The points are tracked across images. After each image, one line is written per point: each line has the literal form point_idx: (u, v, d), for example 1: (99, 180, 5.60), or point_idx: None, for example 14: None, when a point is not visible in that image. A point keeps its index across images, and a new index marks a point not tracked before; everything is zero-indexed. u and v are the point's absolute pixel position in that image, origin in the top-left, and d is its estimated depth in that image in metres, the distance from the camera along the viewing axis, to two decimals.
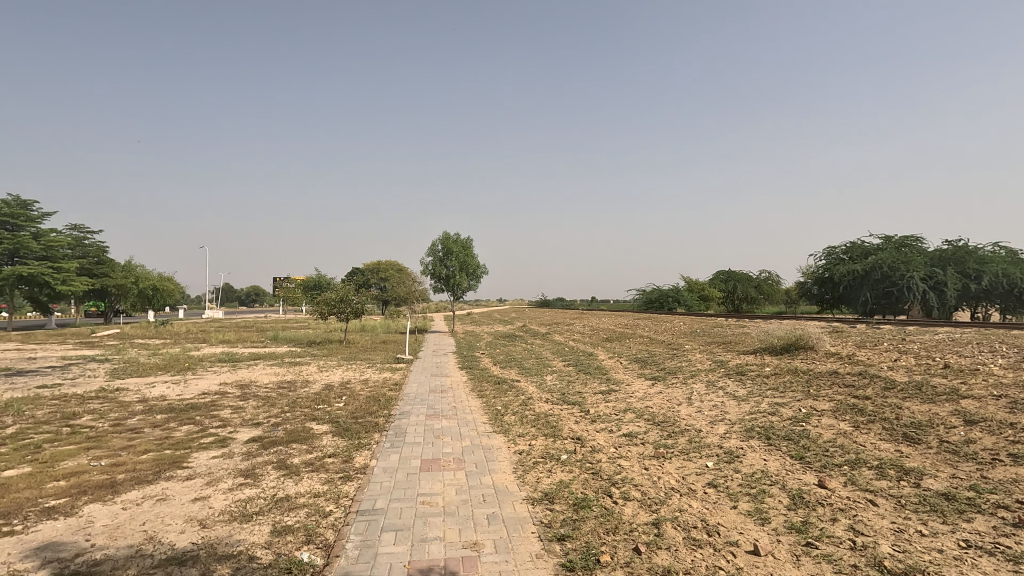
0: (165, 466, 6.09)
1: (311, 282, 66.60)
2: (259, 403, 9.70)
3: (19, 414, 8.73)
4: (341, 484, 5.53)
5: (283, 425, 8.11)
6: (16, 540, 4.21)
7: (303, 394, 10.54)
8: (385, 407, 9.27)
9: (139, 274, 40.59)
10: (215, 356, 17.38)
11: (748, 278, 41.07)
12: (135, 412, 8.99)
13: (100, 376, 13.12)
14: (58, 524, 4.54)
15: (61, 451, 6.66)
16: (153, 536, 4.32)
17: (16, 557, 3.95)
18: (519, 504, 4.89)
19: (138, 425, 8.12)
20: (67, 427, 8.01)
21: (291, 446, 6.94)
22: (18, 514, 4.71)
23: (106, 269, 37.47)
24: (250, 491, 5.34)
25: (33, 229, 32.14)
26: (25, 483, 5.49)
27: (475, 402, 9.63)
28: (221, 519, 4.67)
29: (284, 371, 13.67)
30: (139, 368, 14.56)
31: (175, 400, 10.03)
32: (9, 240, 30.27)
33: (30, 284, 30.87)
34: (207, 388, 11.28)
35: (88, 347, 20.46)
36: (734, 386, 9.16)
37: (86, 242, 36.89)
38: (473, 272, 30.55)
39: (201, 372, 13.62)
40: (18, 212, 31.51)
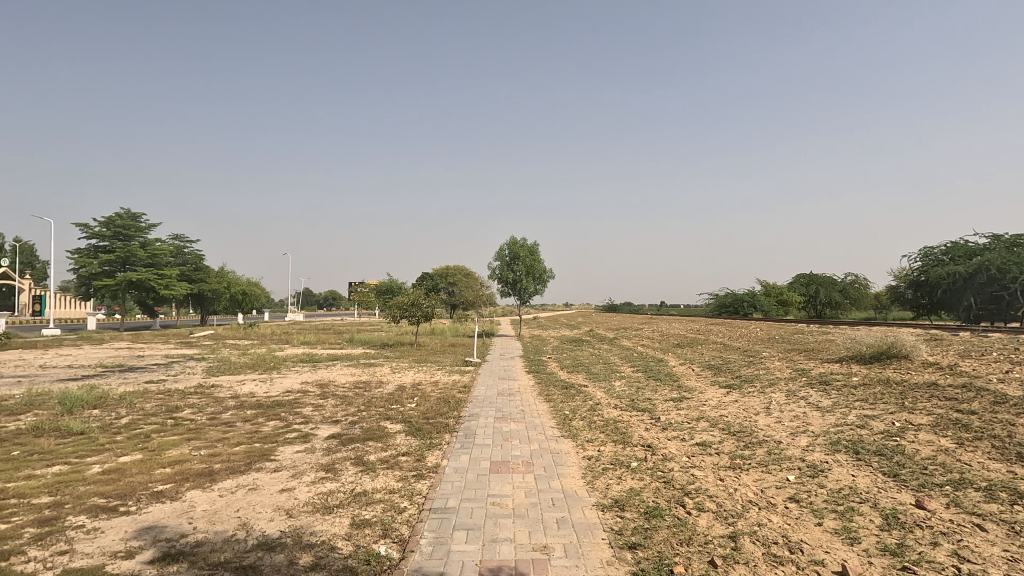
0: (255, 458, 6.55)
1: (383, 287, 69.39)
2: (337, 402, 10.21)
3: (131, 406, 9.64)
4: (415, 481, 5.72)
5: (360, 423, 8.49)
6: (130, 520, 4.69)
7: (376, 395, 10.94)
8: (455, 408, 9.48)
9: (230, 279, 43.62)
10: (297, 356, 18.52)
11: (832, 282, 38.02)
12: (229, 407, 9.73)
13: (197, 373, 14.29)
14: (165, 507, 5.00)
15: (166, 441, 7.32)
16: (246, 523, 4.65)
17: (130, 535, 4.40)
18: (588, 510, 4.85)
19: (231, 419, 8.78)
20: (171, 419, 8.80)
21: (368, 443, 7.26)
22: (133, 496, 5.25)
23: (202, 274, 40.54)
24: (331, 485, 5.63)
25: (141, 238, 35.41)
26: (138, 469, 6.09)
27: (542, 407, 9.64)
28: (306, 510, 4.97)
29: (359, 372, 14.28)
30: (231, 366, 15.68)
31: (262, 397, 10.76)
32: (121, 248, 33.51)
33: (138, 289, 34.00)
34: (290, 387, 11.99)
35: (187, 346, 22.37)
36: (817, 396, 8.62)
37: (186, 251, 40.10)
38: (541, 277, 30.60)
39: (285, 372, 14.50)
40: (129, 223, 34.81)
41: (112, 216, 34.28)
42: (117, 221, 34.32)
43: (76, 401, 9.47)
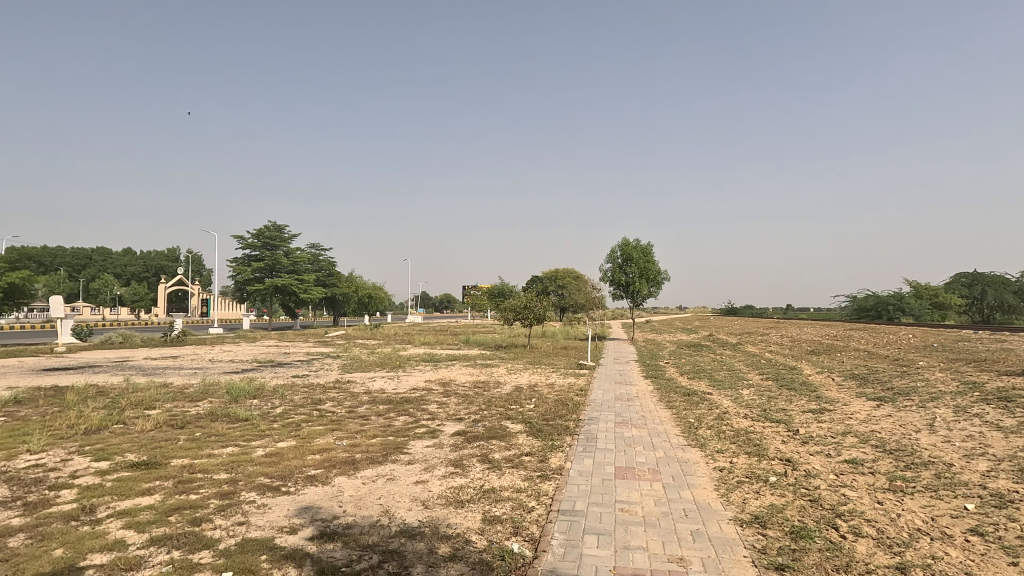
0: (391, 450, 7.02)
1: (495, 290, 71.39)
2: (460, 401, 10.64)
3: (282, 398, 10.80)
4: (540, 482, 5.78)
5: (483, 422, 8.78)
6: (291, 499, 5.23)
7: (494, 395, 11.24)
8: (574, 411, 9.45)
9: (358, 283, 47.34)
10: (419, 356, 19.60)
11: (1004, 282, 32.69)
12: (364, 402, 10.55)
13: (334, 369, 15.67)
14: (318, 490, 5.52)
15: (314, 430, 8.09)
16: (388, 510, 4.99)
17: (292, 513, 4.91)
18: (725, 524, 4.59)
19: (367, 413, 9.49)
20: (316, 410, 9.72)
21: (492, 441, 7.47)
22: (292, 478, 5.86)
23: (335, 279, 44.34)
24: (461, 480, 5.87)
25: (285, 247, 39.56)
26: (293, 454, 6.79)
27: (664, 413, 9.30)
28: (440, 502, 5.22)
29: (478, 373, 14.77)
30: (363, 364, 16.99)
31: (392, 394, 11.53)
32: (269, 257, 37.68)
33: (282, 293, 38.04)
34: (415, 385, 12.71)
35: (324, 345, 24.61)
36: (995, 414, 7.43)
37: (321, 258, 44.09)
38: (655, 279, 29.62)
39: (410, 370, 15.41)
40: (275, 235, 39.05)
41: (262, 228, 38.67)
42: (265, 232, 38.66)
43: (240, 391, 10.80)
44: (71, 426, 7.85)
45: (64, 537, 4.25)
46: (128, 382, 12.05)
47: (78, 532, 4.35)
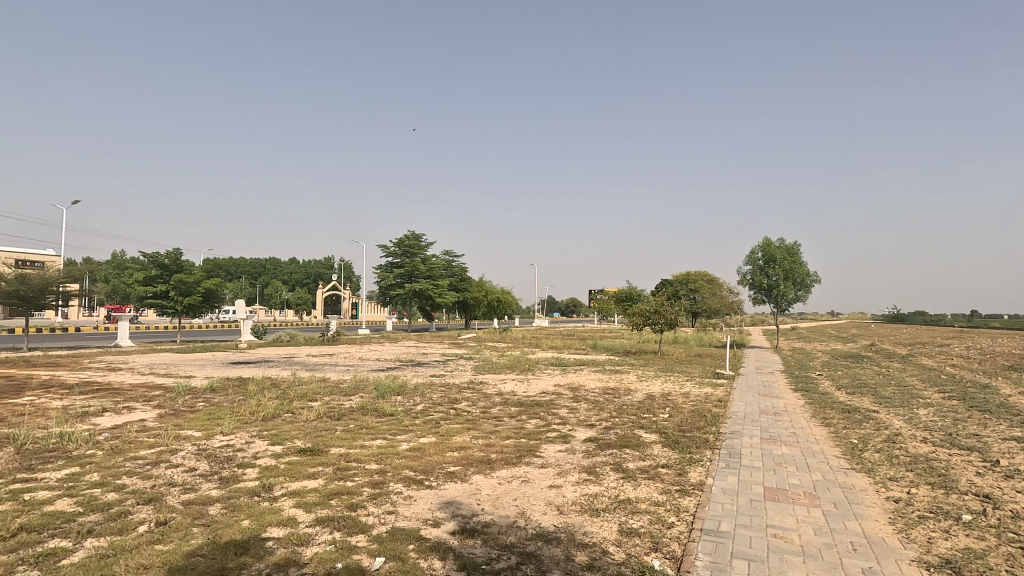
0: (525, 453, 7.12)
1: (622, 294, 70.00)
2: (590, 407, 10.52)
3: (423, 395, 11.51)
4: (680, 497, 5.49)
5: (614, 429, 8.58)
6: (434, 493, 5.52)
7: (626, 402, 10.94)
8: (713, 423, 8.86)
9: (487, 288, 49.13)
10: (547, 360, 19.78)
11: None
12: (496, 403, 10.86)
13: (468, 370, 16.38)
14: (458, 486, 5.77)
15: (452, 428, 8.49)
16: (524, 512, 5.06)
17: (436, 506, 5.17)
18: (905, 566, 3.97)
19: (500, 414, 9.75)
20: (452, 409, 10.20)
21: (626, 450, 7.26)
22: (433, 473, 6.18)
23: (467, 284, 46.46)
24: (596, 488, 5.77)
25: (422, 255, 42.25)
26: (434, 450, 7.18)
27: (820, 431, 8.35)
28: (575, 509, 5.17)
29: (607, 378, 14.50)
30: (494, 366, 17.55)
31: (523, 396, 11.73)
32: (409, 264, 40.54)
33: (420, 297, 40.71)
34: (545, 388, 12.83)
35: (457, 347, 25.87)
36: None
37: (455, 264, 46.44)
38: (802, 282, 26.93)
39: (539, 374, 15.58)
40: (413, 243, 41.89)
41: (402, 238, 41.70)
42: (405, 241, 41.68)
43: (386, 388, 11.72)
44: (252, 413, 9.08)
45: (249, 510, 4.90)
46: (295, 377, 13.66)
47: (259, 507, 4.98)
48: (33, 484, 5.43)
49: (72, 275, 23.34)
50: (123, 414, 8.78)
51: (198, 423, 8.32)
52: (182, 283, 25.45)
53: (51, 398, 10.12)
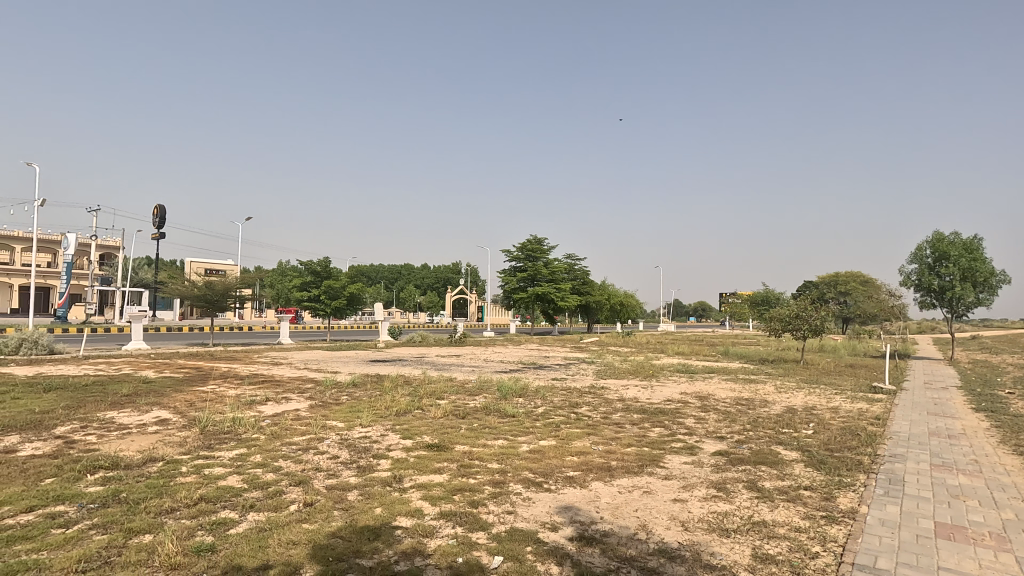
0: (647, 462, 6.84)
1: (758, 298, 64.83)
2: (720, 417, 9.84)
3: (544, 398, 11.60)
4: (826, 524, 4.90)
5: (748, 443, 7.92)
6: (552, 497, 5.50)
7: (762, 415, 10.06)
8: (868, 444, 7.82)
9: (610, 291, 48.30)
10: (674, 366, 18.91)
11: None
12: (618, 409, 10.59)
13: (589, 375, 16.21)
14: (577, 492, 5.69)
15: (572, 432, 8.43)
16: (646, 525, 4.84)
17: (554, 511, 5.15)
18: None
19: (621, 421, 9.50)
20: (573, 413, 10.15)
21: (761, 467, 6.67)
22: (552, 476, 6.17)
23: (589, 287, 46.06)
24: (726, 506, 5.36)
25: (544, 258, 42.65)
26: (553, 453, 7.18)
27: (1012, 461, 6.98)
28: (702, 526, 4.84)
29: (740, 388, 13.48)
30: (617, 371, 17.17)
31: (646, 403, 11.33)
32: (531, 268, 41.18)
33: (542, 300, 41.17)
34: (670, 396, 12.26)
35: (580, 351, 25.74)
36: None
37: (577, 267, 46.29)
38: (986, 282, 22.86)
39: (665, 380, 14.94)
40: (536, 247, 42.44)
41: (525, 242, 42.44)
42: (528, 245, 42.38)
43: (509, 390, 11.99)
44: (387, 408, 9.81)
45: (382, 498, 5.26)
46: (425, 375, 14.51)
47: (390, 496, 5.33)
48: (212, 461, 6.33)
49: (246, 281, 27.05)
50: (282, 404, 9.95)
51: (341, 415, 9.16)
52: (331, 288, 28.31)
53: (228, 387, 11.79)
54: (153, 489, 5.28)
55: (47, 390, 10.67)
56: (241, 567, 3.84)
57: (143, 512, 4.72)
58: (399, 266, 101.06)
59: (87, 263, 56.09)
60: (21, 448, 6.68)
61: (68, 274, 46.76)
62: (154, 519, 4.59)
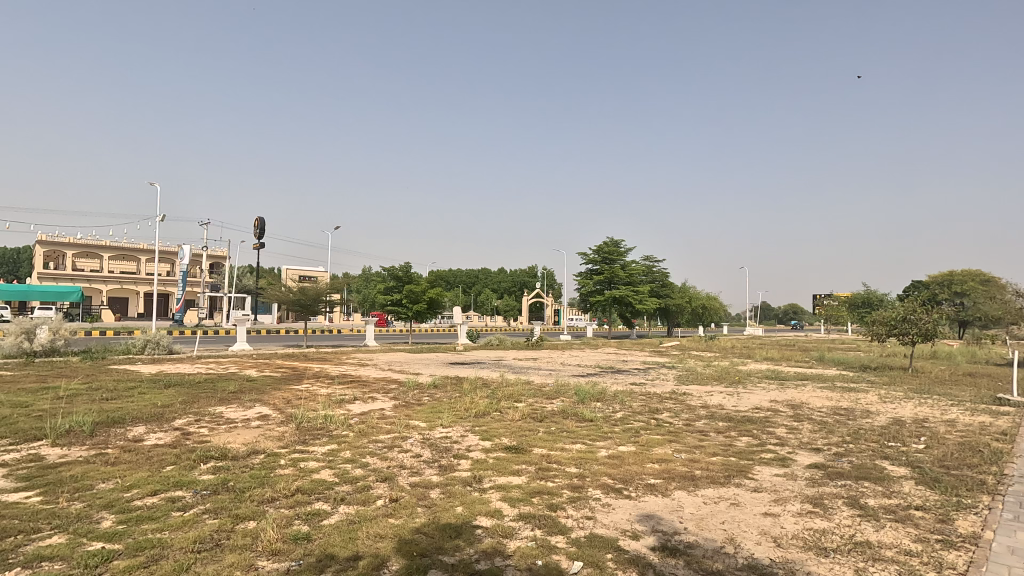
0: (735, 473, 6.51)
1: (858, 300, 59.90)
2: (816, 428, 9.17)
3: (622, 403, 11.37)
4: (943, 549, 4.43)
5: (848, 457, 7.33)
6: (633, 504, 5.37)
7: (864, 426, 9.26)
8: (993, 462, 6.98)
9: (691, 294, 46.48)
10: (762, 372, 17.86)
11: None
12: (702, 416, 10.17)
13: (670, 380, 15.69)
14: (659, 500, 5.53)
15: (653, 439, 8.20)
16: (733, 539, 4.61)
17: (635, 518, 5.03)
18: None
19: (705, 429, 9.11)
20: (653, 419, 9.86)
21: (864, 483, 6.15)
22: (632, 483, 6.03)
23: (669, 289, 44.58)
24: (823, 523, 4.99)
25: (621, 261, 41.79)
26: (633, 459, 7.02)
27: None
28: (796, 543, 4.54)
29: (838, 397, 12.49)
30: (700, 377, 16.48)
31: (732, 411, 10.78)
32: (608, 271, 40.51)
33: (620, 304, 40.35)
34: (759, 404, 11.60)
35: (660, 355, 24.96)
36: None
37: (655, 269, 45.04)
38: None
39: (752, 387, 14.16)
40: (612, 249, 41.67)
41: (601, 244, 41.78)
42: (604, 248, 41.70)
43: (586, 394, 11.87)
44: (467, 409, 10.02)
45: (462, 498, 5.38)
46: (503, 378, 14.68)
47: (471, 496, 5.44)
48: (307, 454, 6.78)
49: (336, 286, 28.70)
50: (369, 403, 10.45)
51: (423, 414, 9.49)
52: (412, 293, 29.38)
53: (320, 386, 12.55)
54: (256, 479, 5.73)
55: (167, 386, 11.88)
56: (334, 555, 4.08)
57: (248, 499, 5.13)
58: (476, 270, 103.06)
59: (199, 271, 61.87)
60: (146, 438, 7.47)
61: (184, 282, 51.80)
62: (257, 506, 4.98)
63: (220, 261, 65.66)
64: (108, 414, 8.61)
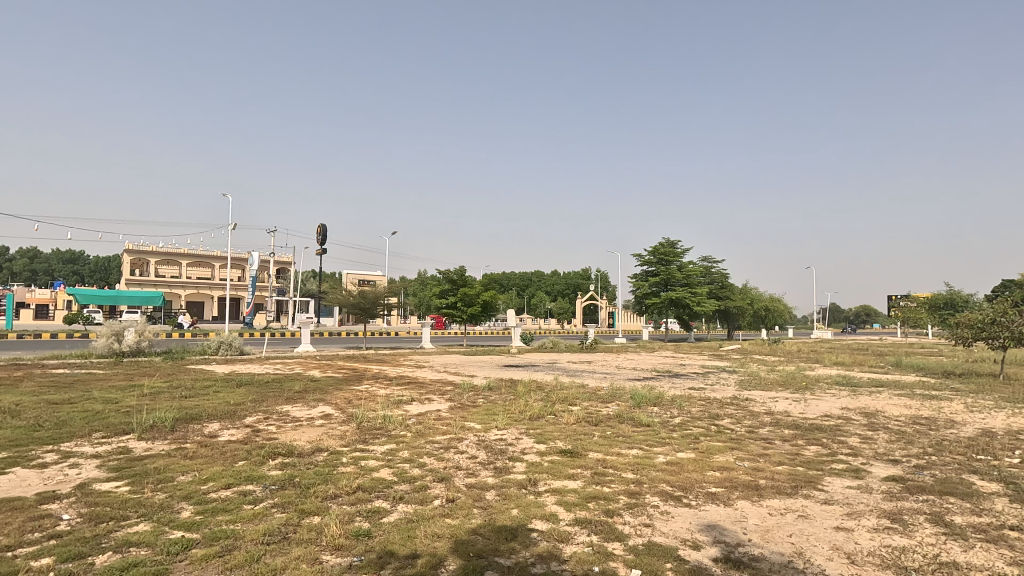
0: (802, 484, 6.19)
1: (939, 301, 55.72)
2: (893, 438, 8.59)
3: (680, 408, 11.06)
4: None
5: (930, 470, 6.82)
6: (693, 513, 5.21)
7: (948, 438, 8.59)
8: None
9: (753, 295, 44.71)
10: (831, 377, 16.91)
11: None
12: (765, 423, 9.74)
13: (731, 385, 15.13)
14: (720, 510, 5.34)
15: (713, 446, 7.93)
16: (802, 553, 4.39)
17: (696, 527, 4.88)
18: None
19: (769, 436, 8.72)
20: (714, 425, 9.54)
21: (948, 499, 5.70)
22: (692, 491, 5.85)
23: (728, 291, 43.08)
24: (902, 540, 4.66)
25: (677, 262, 40.72)
26: (693, 466, 6.81)
27: None
28: (871, 561, 4.27)
29: (918, 405, 11.65)
30: (763, 381, 15.81)
31: (799, 418, 10.28)
32: (664, 272, 39.59)
33: (677, 306, 39.41)
34: (828, 411, 10.99)
35: (719, 359, 24.13)
36: None
37: (714, 270, 43.63)
38: None
39: (821, 393, 13.44)
40: (668, 250, 40.64)
41: (656, 245, 40.87)
42: (660, 249, 40.78)
43: (643, 398, 11.64)
44: (521, 412, 10.06)
45: (517, 500, 5.39)
46: (558, 381, 14.61)
47: (526, 499, 5.44)
48: (367, 453, 6.99)
49: (393, 290, 29.49)
50: (426, 404, 10.67)
51: (478, 416, 9.59)
52: (466, 296, 29.79)
53: (380, 387, 12.93)
54: (319, 476, 5.96)
55: (238, 385, 12.57)
56: (393, 553, 4.18)
57: (312, 495, 5.34)
58: (529, 273, 103.22)
59: (267, 277, 65.18)
60: (220, 434, 7.93)
61: (254, 287, 54.73)
62: (321, 502, 5.18)
63: (286, 266, 68.95)
64: (187, 411, 9.21)
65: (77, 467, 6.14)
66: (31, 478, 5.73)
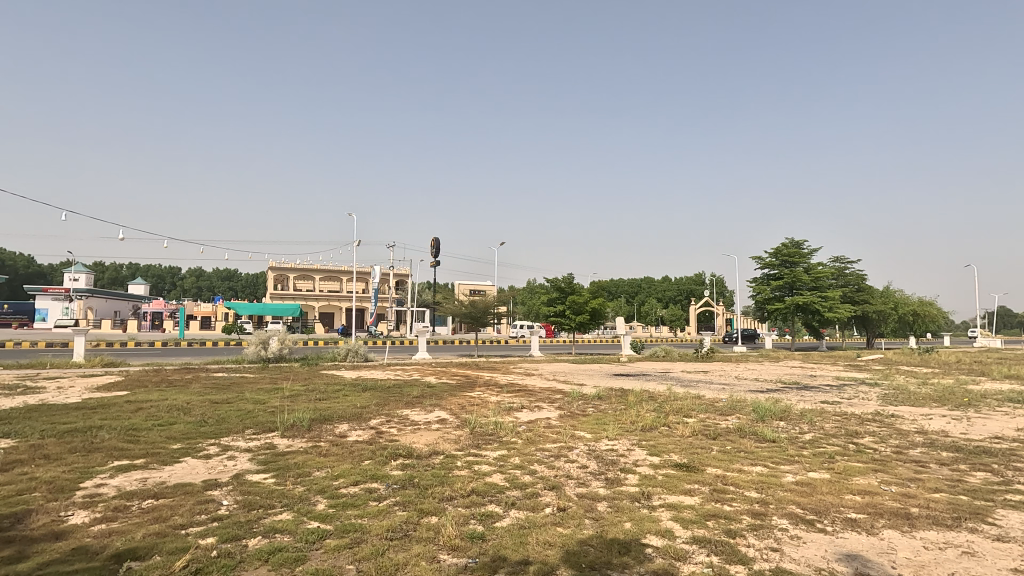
0: (966, 515, 5.35)
1: None
2: None
3: (811, 423, 10.10)
4: None
5: None
6: (829, 540, 4.72)
7: None
8: None
9: (898, 298, 39.83)
10: (1002, 393, 14.50)
11: None
12: (916, 444, 8.58)
13: (872, 399, 13.52)
14: (862, 539, 4.78)
15: (852, 467, 7.13)
16: None
17: (833, 556, 4.42)
18: None
19: (922, 458, 7.67)
20: (852, 444, 8.58)
21: None
22: (827, 516, 5.30)
23: (866, 293, 38.81)
24: None
25: (804, 263, 37.40)
26: (827, 489, 6.18)
27: None
28: None
29: None
30: (912, 396, 13.95)
31: (960, 439, 8.92)
32: (789, 275, 36.70)
33: (804, 311, 36.26)
34: (1000, 432, 9.41)
35: (857, 370, 21.70)
36: None
37: (848, 271, 39.44)
38: None
39: (989, 412, 11.55)
40: (793, 251, 37.52)
41: (779, 247, 38.00)
42: (783, 250, 37.87)
43: (766, 411, 10.77)
44: (633, 422, 9.78)
45: (630, 513, 5.24)
46: (671, 391, 14.01)
47: (639, 513, 5.27)
48: (480, 458, 7.20)
49: (502, 299, 30.14)
50: (536, 412, 10.76)
51: (589, 426, 9.47)
52: (574, 304, 29.65)
53: (491, 394, 13.27)
54: (436, 477, 6.24)
55: (363, 390, 13.56)
56: (506, 558, 4.25)
57: (430, 496, 5.62)
58: (639, 279, 100.56)
59: (387, 288, 69.64)
60: (348, 434, 8.62)
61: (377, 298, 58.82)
62: (437, 503, 5.41)
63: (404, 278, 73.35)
64: (321, 413, 10.13)
65: (234, 459, 7.01)
66: (199, 466, 6.64)
